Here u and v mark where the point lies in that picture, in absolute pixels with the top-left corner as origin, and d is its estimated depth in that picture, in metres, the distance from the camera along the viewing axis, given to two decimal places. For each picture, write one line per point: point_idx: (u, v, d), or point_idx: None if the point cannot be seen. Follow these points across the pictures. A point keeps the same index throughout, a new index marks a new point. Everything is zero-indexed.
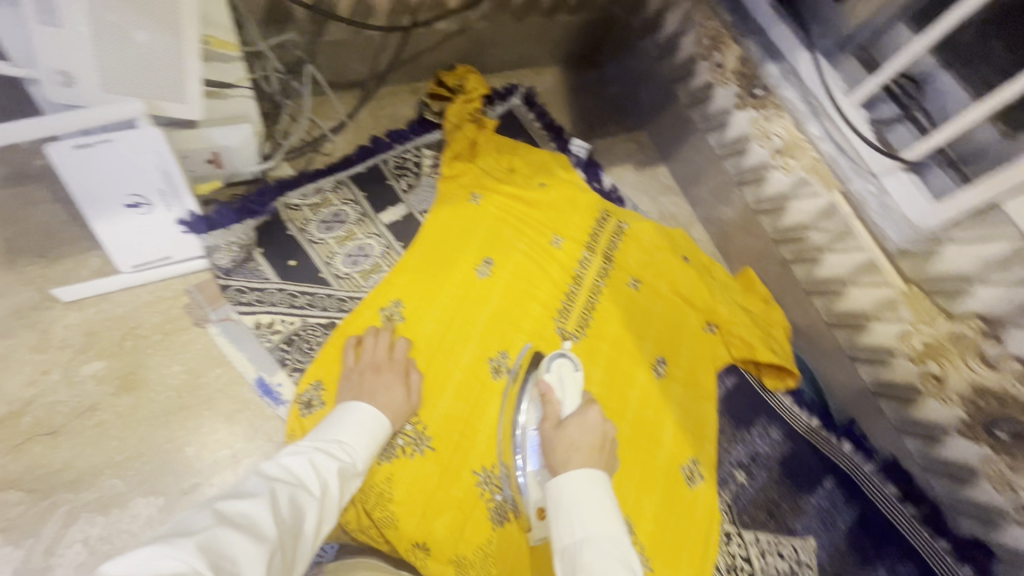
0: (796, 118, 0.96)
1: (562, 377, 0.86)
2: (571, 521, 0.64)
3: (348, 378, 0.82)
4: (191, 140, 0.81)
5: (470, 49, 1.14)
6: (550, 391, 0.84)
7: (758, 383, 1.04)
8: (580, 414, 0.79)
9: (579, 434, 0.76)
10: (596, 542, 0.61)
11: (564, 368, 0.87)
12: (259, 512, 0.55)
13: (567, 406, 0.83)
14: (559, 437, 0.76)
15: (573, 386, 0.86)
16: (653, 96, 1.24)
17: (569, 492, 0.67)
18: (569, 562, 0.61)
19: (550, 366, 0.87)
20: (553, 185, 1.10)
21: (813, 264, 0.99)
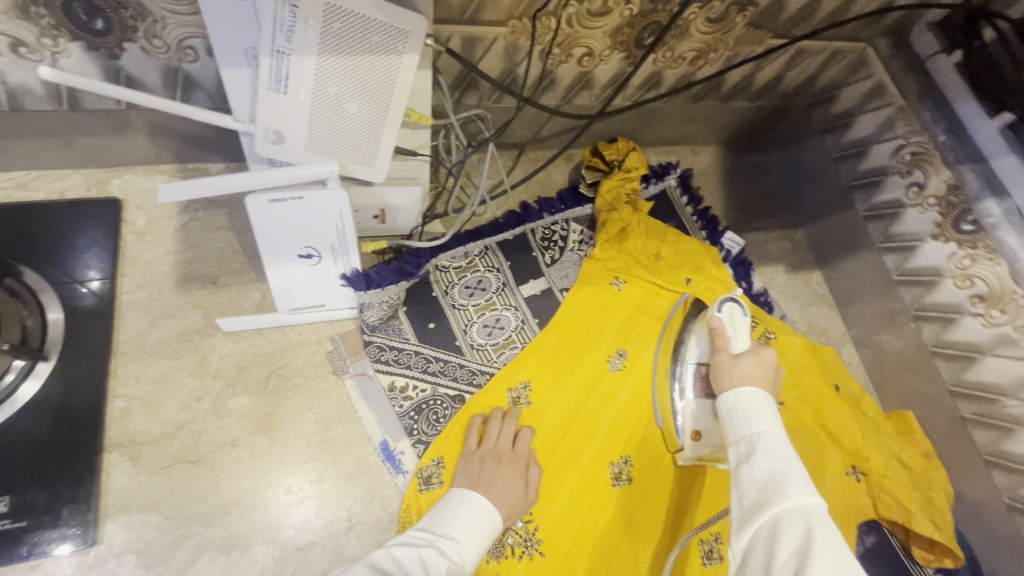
0: (1014, 266, 0.82)
1: (733, 319, 0.86)
2: (748, 419, 0.65)
3: (469, 462, 0.80)
4: (367, 198, 0.83)
5: (634, 124, 1.11)
6: (721, 328, 0.85)
7: (903, 549, 0.91)
8: (755, 350, 0.79)
9: (757, 367, 0.75)
10: (774, 436, 0.62)
11: (735, 313, 0.87)
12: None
13: (738, 345, 0.83)
14: (733, 364, 0.77)
15: (743, 331, 0.85)
16: (821, 197, 1.14)
17: (745, 394, 0.69)
18: (747, 447, 0.62)
19: (720, 307, 0.87)
20: (699, 282, 1.03)
21: (1004, 435, 0.86)
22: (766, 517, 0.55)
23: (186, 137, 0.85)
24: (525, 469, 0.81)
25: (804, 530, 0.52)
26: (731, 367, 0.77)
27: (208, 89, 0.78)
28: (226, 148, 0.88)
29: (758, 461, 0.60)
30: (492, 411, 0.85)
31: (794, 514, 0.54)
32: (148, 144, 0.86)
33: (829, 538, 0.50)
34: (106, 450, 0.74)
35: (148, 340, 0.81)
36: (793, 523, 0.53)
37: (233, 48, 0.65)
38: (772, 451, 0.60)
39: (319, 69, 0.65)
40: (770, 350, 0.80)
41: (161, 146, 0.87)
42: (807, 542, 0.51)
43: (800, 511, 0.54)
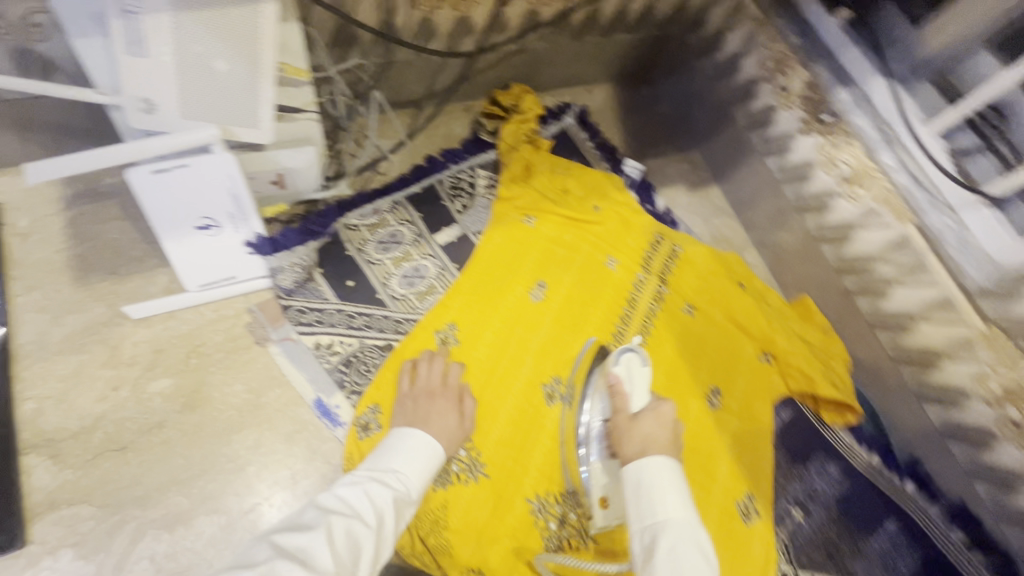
0: (868, 146, 0.92)
1: (630, 371, 0.84)
2: (651, 503, 0.65)
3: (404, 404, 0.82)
4: (258, 162, 0.82)
5: (526, 68, 1.14)
6: (619, 384, 0.82)
7: (815, 416, 1.00)
8: (654, 405, 0.78)
9: (656, 426, 0.74)
10: (676, 524, 0.63)
11: (633, 363, 0.85)
12: (314, 543, 0.58)
13: (636, 402, 0.81)
14: (633, 428, 0.75)
15: (642, 382, 0.83)
16: (708, 117, 1.21)
17: (647, 471, 0.68)
18: (651, 544, 0.62)
19: (618, 360, 0.86)
20: (607, 209, 1.08)
21: (880, 297, 0.95)
22: None
23: (58, 128, 0.82)
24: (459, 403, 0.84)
25: None
26: (631, 430, 0.74)
27: (70, 72, 0.76)
28: (106, 136, 0.86)
29: (662, 559, 0.60)
30: (420, 356, 0.87)
31: None
32: (17, 141, 0.82)
33: None
34: (23, 452, 0.72)
35: (52, 339, 0.79)
36: None
37: (84, 15, 0.64)
38: (672, 551, 0.60)
39: (175, 27, 0.64)
40: (669, 403, 0.79)
41: (33, 143, 0.83)
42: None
43: None
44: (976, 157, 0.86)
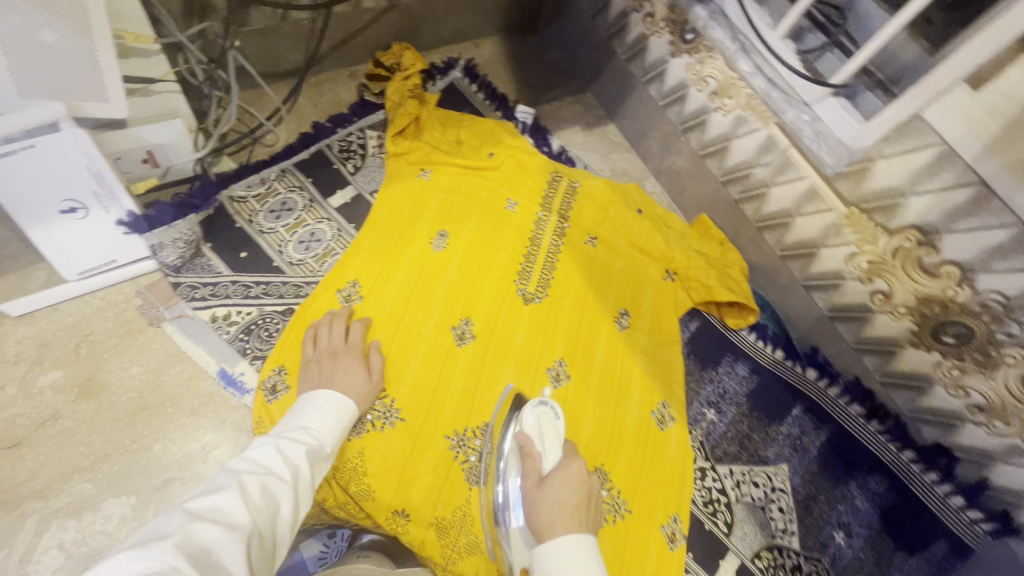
0: (727, 57, 0.95)
1: (541, 427, 0.80)
2: None
3: (309, 366, 0.81)
4: (122, 140, 0.80)
5: (405, 27, 1.15)
6: (530, 443, 0.76)
7: (721, 323, 1.06)
8: (564, 467, 0.73)
9: (565, 491, 0.69)
10: None
11: (545, 419, 0.81)
12: (230, 502, 0.54)
13: (549, 459, 0.76)
14: (541, 495, 0.69)
15: (554, 440, 0.78)
16: (593, 56, 1.25)
17: (555, 556, 0.62)
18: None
19: (529, 416, 0.81)
20: (501, 154, 1.10)
21: (760, 200, 1.01)
22: None
23: None
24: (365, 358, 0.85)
25: None
26: (539, 504, 0.69)
27: None
28: None
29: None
30: (322, 319, 0.87)
31: None
32: None
33: None
34: None
35: None
36: None
37: None
38: None
39: None
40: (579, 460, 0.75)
41: None
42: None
43: None
44: (824, 56, 0.91)
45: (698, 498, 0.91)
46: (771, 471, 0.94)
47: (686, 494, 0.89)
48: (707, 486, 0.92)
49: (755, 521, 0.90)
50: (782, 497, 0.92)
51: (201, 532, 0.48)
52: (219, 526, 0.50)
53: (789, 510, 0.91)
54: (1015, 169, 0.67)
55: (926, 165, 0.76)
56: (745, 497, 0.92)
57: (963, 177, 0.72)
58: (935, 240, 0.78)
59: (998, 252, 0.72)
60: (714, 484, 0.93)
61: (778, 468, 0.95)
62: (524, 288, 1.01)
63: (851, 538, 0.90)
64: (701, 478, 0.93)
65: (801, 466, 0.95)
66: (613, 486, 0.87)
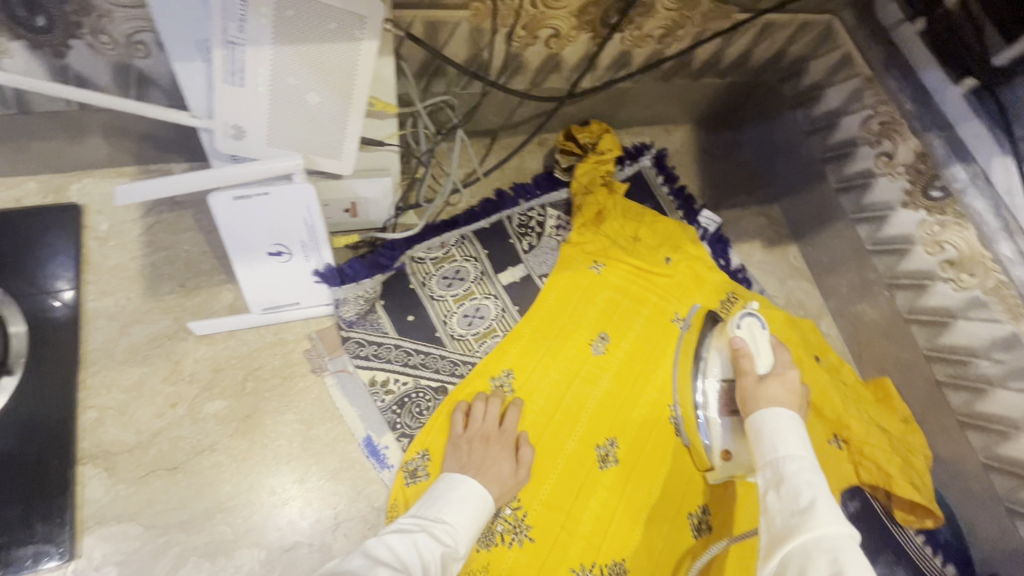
0: (983, 233, 0.83)
1: (753, 335, 0.84)
2: (775, 442, 0.67)
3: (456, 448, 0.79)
4: (335, 191, 0.81)
5: (607, 106, 1.10)
6: (744, 347, 0.83)
7: (886, 512, 0.93)
8: (781, 371, 0.79)
9: (783, 390, 0.76)
10: (800, 460, 0.64)
11: (754, 326, 0.86)
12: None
13: (761, 364, 0.82)
14: (758, 388, 0.77)
15: (765, 346, 0.84)
16: (794, 172, 1.14)
17: (771, 413, 0.71)
18: (773, 471, 0.64)
19: (739, 324, 0.86)
20: (678, 261, 1.03)
21: (977, 396, 0.87)
22: (794, 548, 0.56)
23: (146, 138, 0.83)
24: (515, 449, 0.81)
25: (832, 561, 0.53)
26: (755, 390, 0.77)
27: (164, 87, 0.76)
28: (189, 146, 0.86)
29: (784, 483, 0.61)
30: (474, 396, 0.84)
31: (821, 547, 0.54)
32: (106, 147, 0.83)
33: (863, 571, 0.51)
34: (80, 462, 0.73)
35: (117, 348, 0.79)
36: (819, 555, 0.54)
37: (185, 41, 0.63)
38: (798, 477, 0.61)
39: (274, 60, 0.63)
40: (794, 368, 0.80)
41: (122, 150, 0.84)
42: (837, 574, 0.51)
43: (828, 544, 0.54)
44: None
45: None
46: None
47: None
48: None
49: None
50: None
51: None
52: None
53: None
54: None
55: None
56: None
57: None
58: None
59: None
60: None
61: None
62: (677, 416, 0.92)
63: None
64: None
65: None
66: None
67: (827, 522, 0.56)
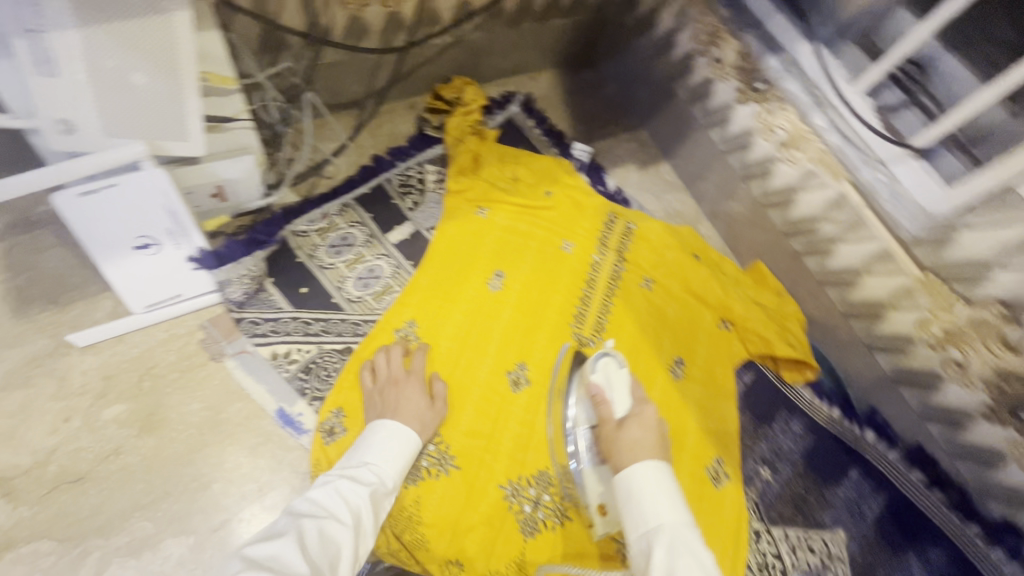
0: (800, 111, 0.95)
1: (608, 377, 0.82)
2: (642, 509, 0.63)
3: (371, 400, 0.81)
4: (194, 176, 0.81)
5: (467, 60, 1.14)
6: (601, 393, 0.79)
7: (776, 377, 1.04)
8: (638, 411, 0.76)
9: (642, 432, 0.73)
10: (670, 526, 0.61)
11: (610, 367, 0.83)
12: (288, 550, 0.54)
13: (619, 406, 0.79)
14: (620, 438, 0.72)
15: (622, 386, 0.81)
16: (651, 96, 1.23)
17: (636, 475, 0.66)
18: (645, 553, 0.60)
19: (595, 368, 0.83)
20: (558, 194, 1.09)
21: (825, 256, 0.99)
22: None
23: None
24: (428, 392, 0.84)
25: None
26: (618, 439, 0.73)
27: None
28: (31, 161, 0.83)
29: (659, 564, 0.57)
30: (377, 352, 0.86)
31: None
32: None
33: None
34: None
35: None
36: None
37: None
38: (671, 550, 0.58)
39: (84, 43, 0.63)
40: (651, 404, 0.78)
41: None
42: None
43: None
44: (903, 113, 0.89)
45: (753, 562, 0.87)
46: (827, 536, 0.92)
47: (741, 561, 0.86)
48: (763, 550, 0.89)
49: None
50: (839, 564, 0.90)
51: None
52: None
53: None
54: None
55: (1017, 241, 0.73)
56: (801, 564, 0.89)
57: None
58: (1020, 316, 0.76)
59: None
60: (769, 548, 0.89)
61: (835, 533, 0.92)
62: (579, 331, 0.99)
63: None
64: (757, 542, 0.89)
65: (858, 532, 0.92)
66: None
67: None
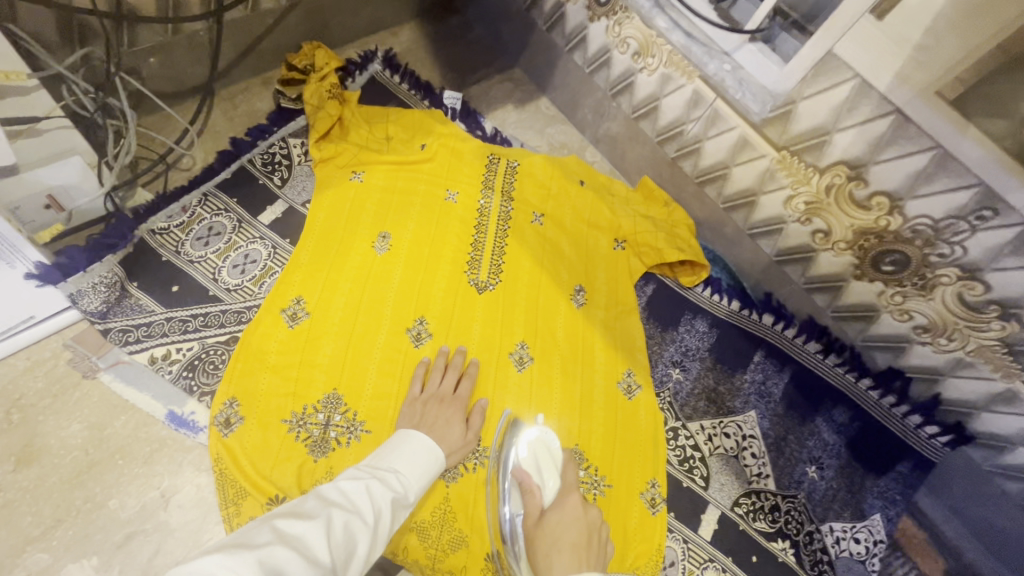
0: (643, 15, 0.93)
1: (538, 462, 0.80)
2: None
3: (413, 406, 0.84)
4: (17, 189, 0.75)
5: (312, 24, 1.09)
6: (529, 479, 0.77)
7: (676, 284, 1.07)
8: (564, 503, 0.74)
9: (565, 528, 0.70)
10: None
11: (541, 451, 0.81)
12: (313, 533, 0.55)
13: (548, 493, 0.77)
14: (541, 536, 0.70)
15: (551, 470, 0.79)
16: (515, 32, 1.22)
17: None
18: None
19: (523, 449, 0.81)
20: (433, 145, 1.07)
21: (697, 156, 1.01)
22: None
23: None
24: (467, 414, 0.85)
25: None
26: (540, 537, 0.70)
27: None
28: None
29: None
30: (434, 365, 0.89)
31: None
32: None
33: None
34: None
35: None
36: None
37: None
38: None
39: None
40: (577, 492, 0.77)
41: None
42: None
43: None
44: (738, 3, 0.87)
45: (673, 458, 0.92)
46: (740, 420, 0.96)
47: (661, 462, 0.90)
48: (681, 445, 0.93)
49: (730, 471, 0.92)
50: (753, 442, 0.95)
51: (283, 558, 0.51)
52: (301, 559, 0.52)
53: (761, 455, 0.94)
54: (927, 94, 0.67)
55: (845, 101, 0.76)
56: (718, 450, 0.93)
57: (881, 108, 0.73)
58: (863, 173, 0.79)
59: (922, 177, 0.73)
60: (687, 442, 0.93)
61: (747, 416, 0.96)
62: (476, 278, 0.99)
63: (823, 470, 0.94)
64: (674, 439, 0.94)
65: (768, 410, 0.97)
66: (589, 466, 0.87)
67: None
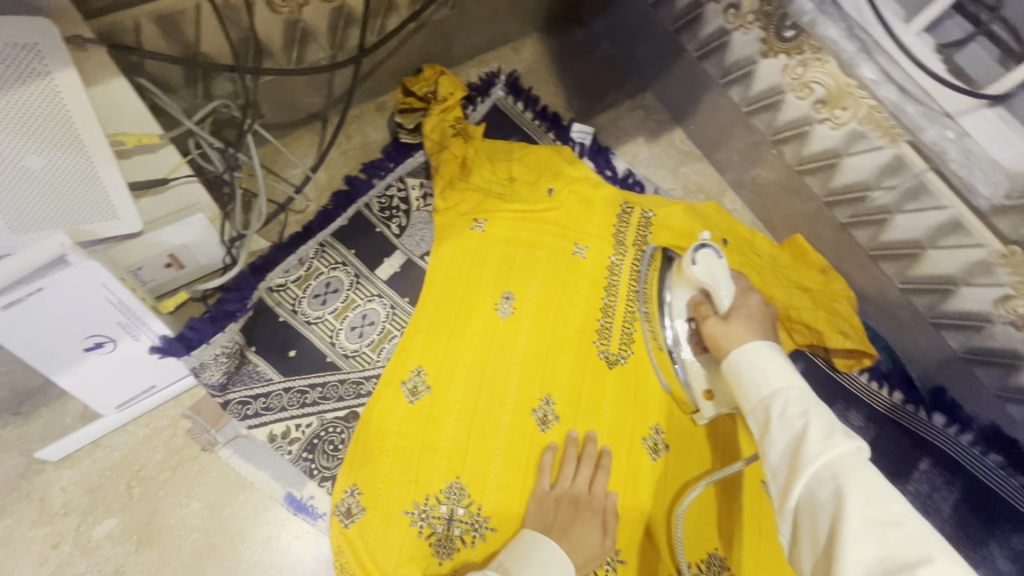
0: (842, 60, 0.74)
1: (712, 270, 0.73)
2: (755, 382, 0.60)
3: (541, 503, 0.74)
4: (140, 251, 0.69)
5: (434, 45, 0.97)
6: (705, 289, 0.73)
7: (828, 365, 0.93)
8: (743, 304, 0.72)
9: (753, 321, 0.69)
10: (788, 392, 0.58)
11: (711, 258, 0.74)
12: None
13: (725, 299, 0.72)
14: (728, 332, 0.68)
15: (727, 279, 0.73)
16: (654, 55, 1.07)
17: (744, 358, 0.63)
18: (766, 413, 0.58)
19: (693, 258, 0.74)
20: (562, 190, 0.94)
21: (879, 228, 0.87)
22: (802, 489, 0.51)
23: None
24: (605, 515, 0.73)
25: (835, 490, 0.49)
26: (725, 331, 0.69)
27: None
28: None
29: (781, 425, 0.55)
30: (565, 453, 0.78)
31: (822, 479, 0.50)
32: None
33: (865, 494, 0.47)
34: None
35: None
36: (823, 486, 0.50)
37: None
38: (787, 413, 0.56)
39: None
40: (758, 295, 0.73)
41: None
42: (841, 496, 0.48)
43: (828, 472, 0.50)
44: (967, 46, 0.71)
45: None
46: None
47: None
48: None
49: None
50: None
51: None
52: None
53: None
54: None
55: None
56: None
57: None
58: None
59: None
60: None
61: None
62: (606, 349, 0.87)
63: None
64: None
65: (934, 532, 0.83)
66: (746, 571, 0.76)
67: (844, 442, 0.51)
